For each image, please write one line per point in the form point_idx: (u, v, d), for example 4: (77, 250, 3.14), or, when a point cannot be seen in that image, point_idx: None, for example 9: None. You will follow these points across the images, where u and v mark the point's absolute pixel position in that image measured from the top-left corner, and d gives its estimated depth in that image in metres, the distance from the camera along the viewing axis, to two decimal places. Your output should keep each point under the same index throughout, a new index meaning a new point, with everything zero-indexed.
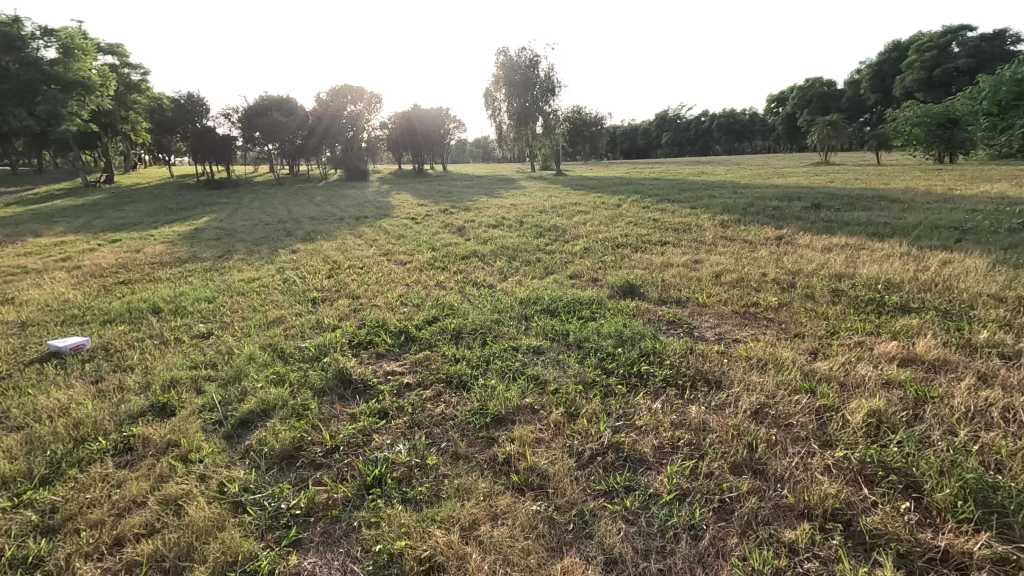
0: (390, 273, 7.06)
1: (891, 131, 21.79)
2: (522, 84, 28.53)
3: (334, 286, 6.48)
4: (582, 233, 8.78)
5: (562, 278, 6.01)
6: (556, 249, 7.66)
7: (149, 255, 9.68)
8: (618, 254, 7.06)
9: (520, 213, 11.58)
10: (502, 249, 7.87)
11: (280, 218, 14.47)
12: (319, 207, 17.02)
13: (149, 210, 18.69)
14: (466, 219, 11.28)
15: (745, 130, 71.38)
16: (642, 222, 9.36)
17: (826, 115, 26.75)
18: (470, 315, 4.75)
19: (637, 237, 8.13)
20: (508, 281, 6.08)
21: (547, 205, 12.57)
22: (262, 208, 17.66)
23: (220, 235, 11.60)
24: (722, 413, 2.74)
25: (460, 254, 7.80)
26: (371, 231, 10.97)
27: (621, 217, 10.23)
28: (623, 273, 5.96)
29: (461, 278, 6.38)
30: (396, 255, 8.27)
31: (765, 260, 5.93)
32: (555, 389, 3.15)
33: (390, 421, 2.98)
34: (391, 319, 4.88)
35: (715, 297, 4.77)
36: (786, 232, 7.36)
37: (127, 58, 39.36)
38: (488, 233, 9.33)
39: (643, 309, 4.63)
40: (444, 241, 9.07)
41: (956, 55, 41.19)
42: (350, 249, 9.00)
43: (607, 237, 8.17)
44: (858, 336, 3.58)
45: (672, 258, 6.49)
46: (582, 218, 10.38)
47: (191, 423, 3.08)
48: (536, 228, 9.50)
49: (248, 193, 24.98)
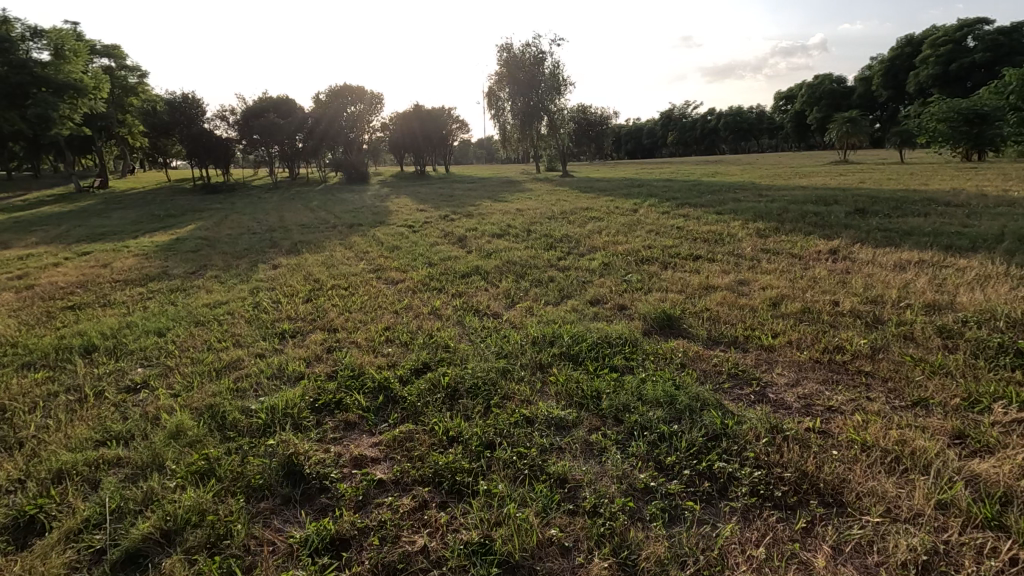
0: (378, 296, 6.05)
1: (916, 128, 20.68)
2: (527, 82, 27.59)
3: (312, 314, 5.49)
4: (598, 244, 7.78)
5: (583, 304, 5.00)
6: (571, 265, 6.67)
7: (116, 271, 8.70)
8: (643, 272, 6.06)
9: (526, 220, 10.61)
10: (508, 265, 6.88)
11: (270, 226, 13.56)
12: (314, 213, 16.10)
13: (137, 217, 17.80)
14: (468, 227, 10.31)
15: (752, 129, 70.11)
16: (665, 231, 8.34)
17: (845, 112, 25.61)
18: (470, 361, 3.74)
19: (662, 248, 7.12)
20: (518, 308, 5.08)
21: (556, 210, 11.58)
22: (254, 214, 16.76)
23: (202, 247, 10.67)
24: (865, 571, 1.73)
25: (459, 271, 6.80)
26: (364, 240, 10.03)
27: (640, 224, 9.22)
28: (656, 300, 4.92)
29: (462, 304, 5.37)
30: (388, 271, 7.29)
31: (829, 282, 4.89)
32: (591, 505, 2.13)
33: (346, 565, 1.97)
34: (370, 367, 3.86)
35: (783, 337, 3.74)
36: (839, 244, 6.32)
37: (123, 60, 38.56)
38: (492, 245, 8.34)
39: (693, 356, 3.61)
40: (443, 253, 8.10)
41: (973, 50, 39.83)
42: (338, 264, 8.03)
43: (628, 251, 7.16)
44: (1015, 411, 2.54)
45: (710, 279, 5.46)
46: (597, 225, 9.38)
47: (54, 562, 2.08)
48: (545, 238, 8.51)
49: (244, 198, 24.11)
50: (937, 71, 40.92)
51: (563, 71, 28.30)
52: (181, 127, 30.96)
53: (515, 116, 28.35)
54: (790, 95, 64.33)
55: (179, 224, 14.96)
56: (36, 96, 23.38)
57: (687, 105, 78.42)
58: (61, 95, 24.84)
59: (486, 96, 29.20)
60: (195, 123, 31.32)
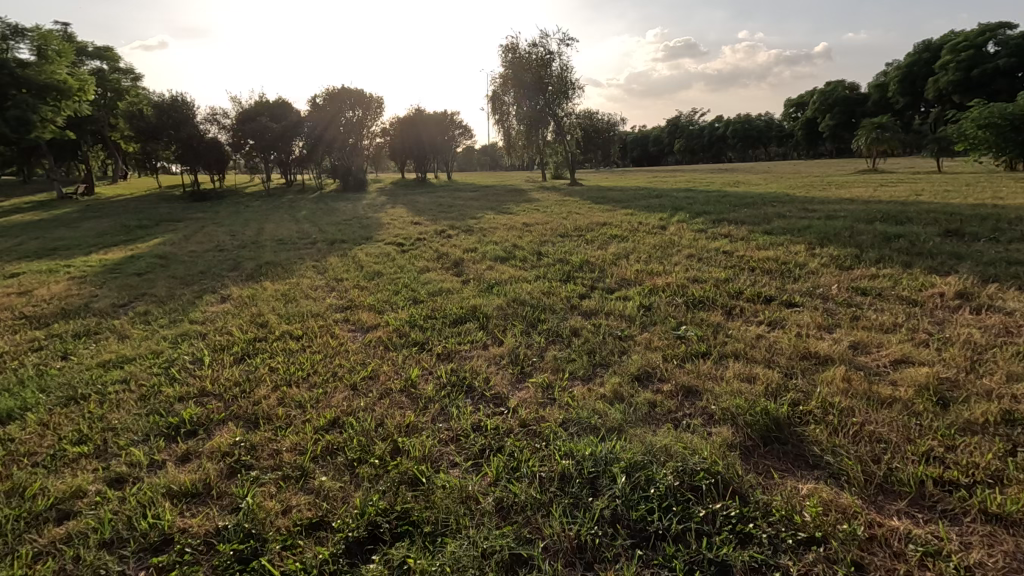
0: (338, 354, 4.40)
1: (955, 136, 19.02)
2: (533, 84, 26.03)
3: (236, 388, 3.84)
4: (628, 275, 6.15)
5: (631, 388, 3.33)
6: (598, 307, 5.04)
7: (34, 301, 7.10)
8: (701, 321, 4.44)
9: (535, 239, 9.00)
10: (516, 306, 5.24)
11: (245, 241, 12.00)
12: (300, 226, 14.56)
13: (107, 227, 16.25)
14: (466, 247, 8.72)
15: (761, 137, 68.49)
16: (711, 258, 6.69)
17: (872, 118, 23.94)
18: (452, 534, 2.09)
19: (715, 284, 5.51)
20: (533, 392, 3.42)
21: (570, 227, 9.98)
22: (234, 226, 15.23)
23: (154, 268, 9.09)
24: None
25: (452, 314, 5.19)
26: (342, 263, 8.42)
27: (674, 246, 7.62)
28: (741, 383, 3.24)
29: (450, 380, 3.71)
30: (360, 309, 5.70)
31: (1001, 355, 3.26)
32: None
33: None
34: (278, 533, 2.21)
35: (1015, 489, 2.09)
36: (965, 283, 4.69)
37: (116, 62, 37.34)
38: (496, 274, 6.72)
39: (869, 538, 1.94)
40: (434, 283, 6.48)
41: (996, 54, 37.89)
42: (302, 297, 6.42)
43: (672, 286, 5.52)
44: None
45: (807, 340, 3.82)
46: (622, 247, 7.76)
47: None
48: (561, 265, 6.92)
49: (231, 207, 22.59)
50: (957, 77, 38.99)
51: (571, 74, 26.78)
52: (169, 130, 28.73)
53: (520, 121, 26.79)
54: (801, 102, 62.79)
55: (146, 238, 13.39)
56: (14, 97, 21.90)
57: (694, 112, 76.92)
58: (42, 97, 23.39)
59: (489, 100, 27.61)
60: (184, 125, 29.11)
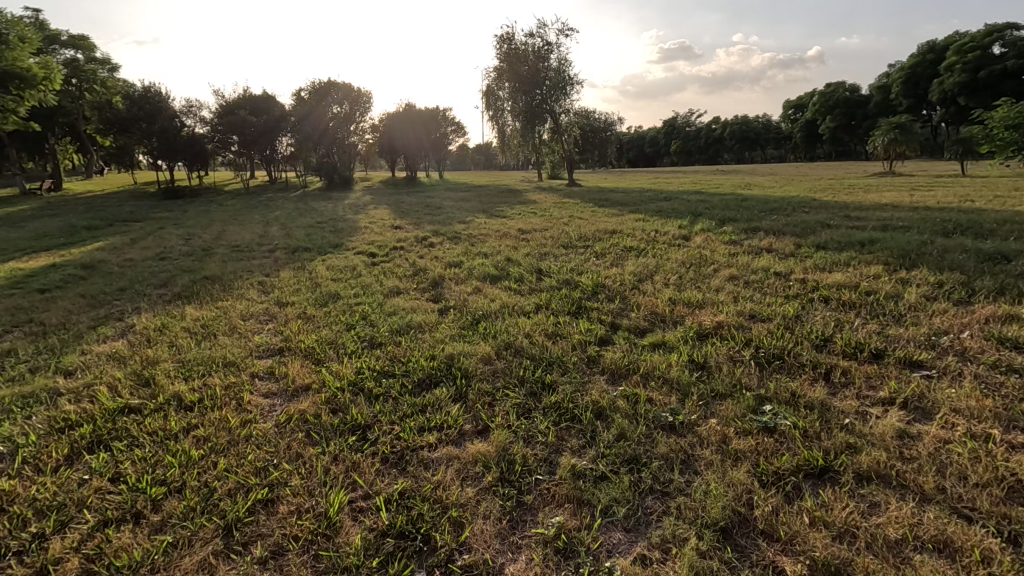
0: (234, 448, 2.83)
1: (984, 138, 17.64)
2: (530, 78, 24.49)
3: (27, 528, 2.23)
4: (661, 305, 4.63)
5: (723, 569, 1.81)
6: (629, 362, 3.49)
7: None
8: (794, 396, 2.92)
9: (534, 250, 7.48)
10: (512, 358, 3.69)
11: (196, 245, 10.36)
12: (267, 228, 12.93)
13: (53, 227, 14.47)
14: (451, 260, 7.20)
15: (759, 138, 67.18)
16: (761, 283, 5.19)
17: (889, 118, 22.53)
18: None
19: (783, 326, 4.00)
20: (540, 568, 1.87)
21: (573, 235, 8.43)
22: (194, 228, 13.55)
23: (70, 281, 7.44)
24: None
25: (421, 368, 3.63)
26: (296, 279, 6.84)
27: (708, 263, 6.12)
28: (932, 565, 1.72)
29: (395, 523, 2.15)
30: (297, 355, 4.14)
31: None
32: None
33: None
34: None
35: None
36: None
37: (93, 52, 35.45)
38: (485, 300, 5.19)
39: None
40: (402, 314, 4.93)
41: (1004, 56, 36.78)
42: (225, 333, 4.82)
43: (728, 329, 3.99)
44: None
45: (995, 449, 2.30)
46: (643, 263, 6.24)
47: None
48: (568, 288, 5.39)
49: (204, 206, 20.89)
50: (964, 78, 37.76)
51: (569, 67, 25.26)
52: (141, 123, 26.63)
53: (516, 117, 25.27)
54: (801, 103, 61.62)
55: (86, 241, 11.69)
56: None
57: (691, 112, 75.61)
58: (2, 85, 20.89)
59: (483, 95, 26.10)
60: (157, 117, 26.95)
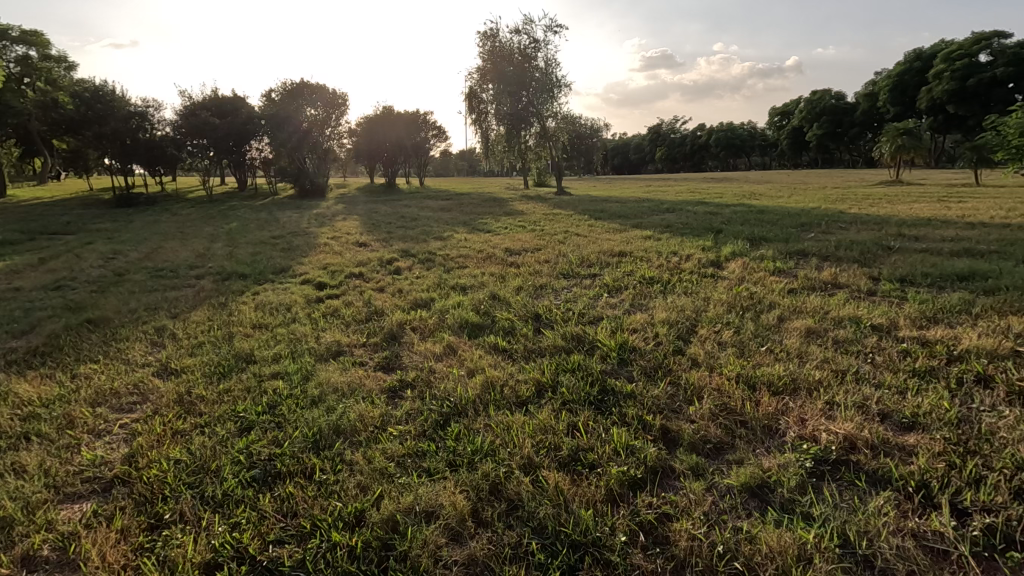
0: None
1: (1002, 145, 16.46)
2: (515, 79, 22.93)
3: None
4: (731, 391, 3.02)
5: None
6: (726, 554, 1.85)
7: None
8: None
9: (527, 281, 5.85)
10: (503, 530, 2.03)
11: (114, 268, 8.54)
12: (211, 245, 11.10)
13: None
14: (419, 296, 5.51)
15: (744, 145, 66.33)
16: (863, 347, 3.59)
17: (897, 123, 21.35)
18: None
19: (960, 445, 2.37)
20: None
21: (574, 260, 6.80)
22: (126, 244, 11.66)
23: None
24: None
25: (333, 562, 1.91)
26: (209, 325, 5.11)
27: (763, 306, 4.52)
28: None
29: None
30: (130, 497, 2.39)
31: None
32: None
33: None
34: None
35: None
36: None
37: (49, 49, 33.15)
38: (463, 376, 3.51)
39: None
40: (333, 400, 3.23)
41: (993, 63, 35.95)
42: (43, 437, 3.03)
43: (871, 451, 2.37)
44: None
45: None
46: (677, 306, 4.63)
47: None
48: (577, 352, 3.73)
49: (154, 215, 18.90)
50: (953, 86, 36.86)
51: (557, 67, 23.77)
52: (92, 125, 24.49)
53: (500, 121, 23.65)
54: (787, 110, 61.32)
55: None
56: None
57: (676, 120, 74.96)
58: None
59: (466, 97, 24.47)
60: (109, 118, 24.67)
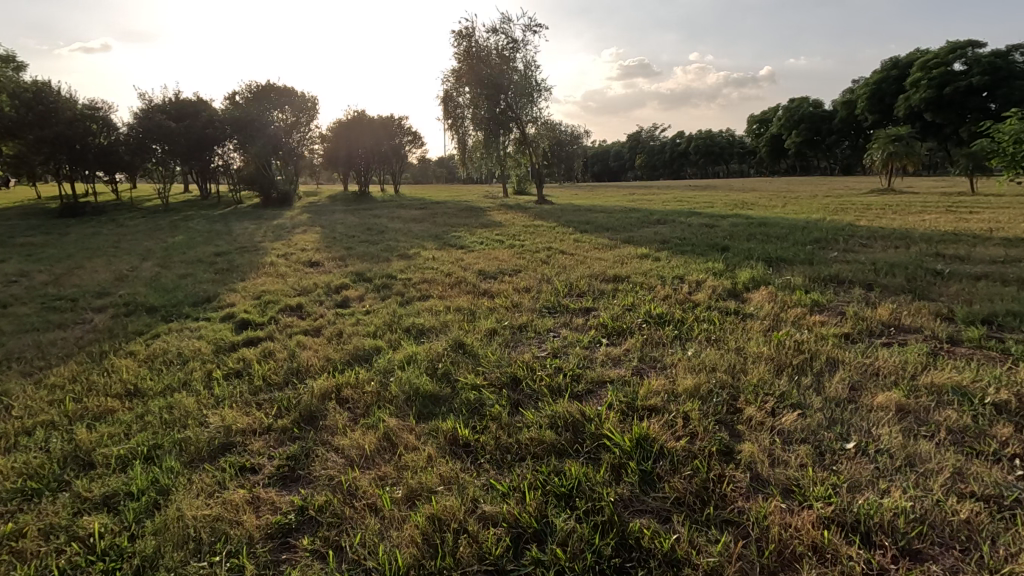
0: None
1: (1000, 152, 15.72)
2: (492, 82, 21.80)
3: None
4: (839, 555, 1.80)
5: None
6: None
7: None
8: None
9: (501, 319, 4.60)
10: None
11: (4, 296, 7.05)
12: (140, 264, 9.59)
13: None
14: (359, 343, 4.22)
15: (723, 153, 66.28)
16: (1002, 445, 2.41)
17: (888, 129, 20.61)
18: None
19: None
20: None
21: (561, 287, 5.57)
22: (42, 262, 10.11)
23: None
24: None
25: None
26: (63, 390, 3.72)
27: (821, 363, 3.34)
28: None
29: None
30: None
31: None
32: None
33: None
34: None
35: None
36: None
37: None
38: (398, 505, 2.23)
39: None
40: (170, 568, 1.93)
41: (968, 72, 35.65)
42: None
43: None
44: None
45: None
46: (705, 364, 3.41)
47: None
48: (575, 454, 2.47)
49: (94, 226, 17.22)
50: (930, 94, 36.62)
51: (536, 70, 22.68)
52: (34, 129, 22.52)
53: (476, 127, 22.44)
54: (765, 118, 61.39)
55: None
56: None
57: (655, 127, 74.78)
58: None
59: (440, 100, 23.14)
60: (53, 120, 22.81)
